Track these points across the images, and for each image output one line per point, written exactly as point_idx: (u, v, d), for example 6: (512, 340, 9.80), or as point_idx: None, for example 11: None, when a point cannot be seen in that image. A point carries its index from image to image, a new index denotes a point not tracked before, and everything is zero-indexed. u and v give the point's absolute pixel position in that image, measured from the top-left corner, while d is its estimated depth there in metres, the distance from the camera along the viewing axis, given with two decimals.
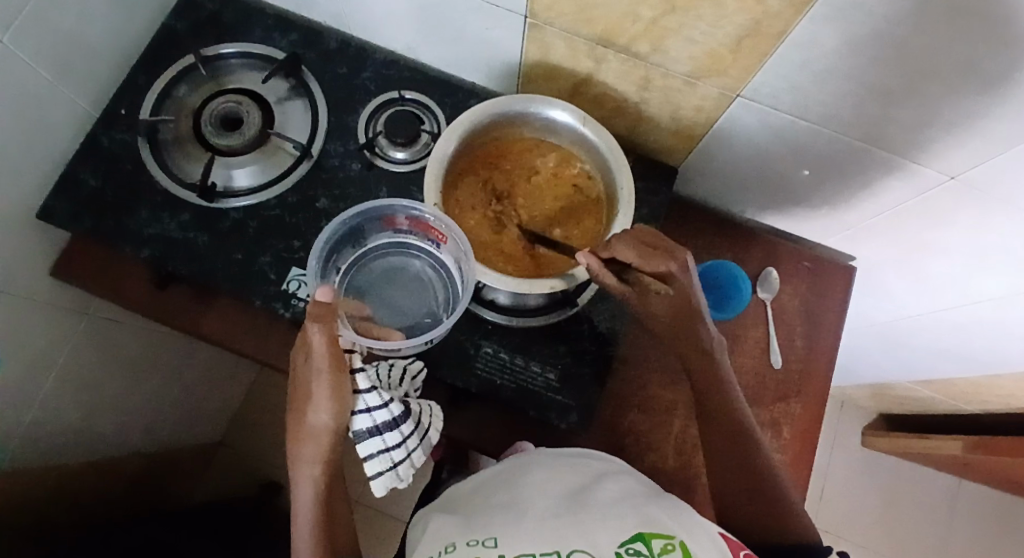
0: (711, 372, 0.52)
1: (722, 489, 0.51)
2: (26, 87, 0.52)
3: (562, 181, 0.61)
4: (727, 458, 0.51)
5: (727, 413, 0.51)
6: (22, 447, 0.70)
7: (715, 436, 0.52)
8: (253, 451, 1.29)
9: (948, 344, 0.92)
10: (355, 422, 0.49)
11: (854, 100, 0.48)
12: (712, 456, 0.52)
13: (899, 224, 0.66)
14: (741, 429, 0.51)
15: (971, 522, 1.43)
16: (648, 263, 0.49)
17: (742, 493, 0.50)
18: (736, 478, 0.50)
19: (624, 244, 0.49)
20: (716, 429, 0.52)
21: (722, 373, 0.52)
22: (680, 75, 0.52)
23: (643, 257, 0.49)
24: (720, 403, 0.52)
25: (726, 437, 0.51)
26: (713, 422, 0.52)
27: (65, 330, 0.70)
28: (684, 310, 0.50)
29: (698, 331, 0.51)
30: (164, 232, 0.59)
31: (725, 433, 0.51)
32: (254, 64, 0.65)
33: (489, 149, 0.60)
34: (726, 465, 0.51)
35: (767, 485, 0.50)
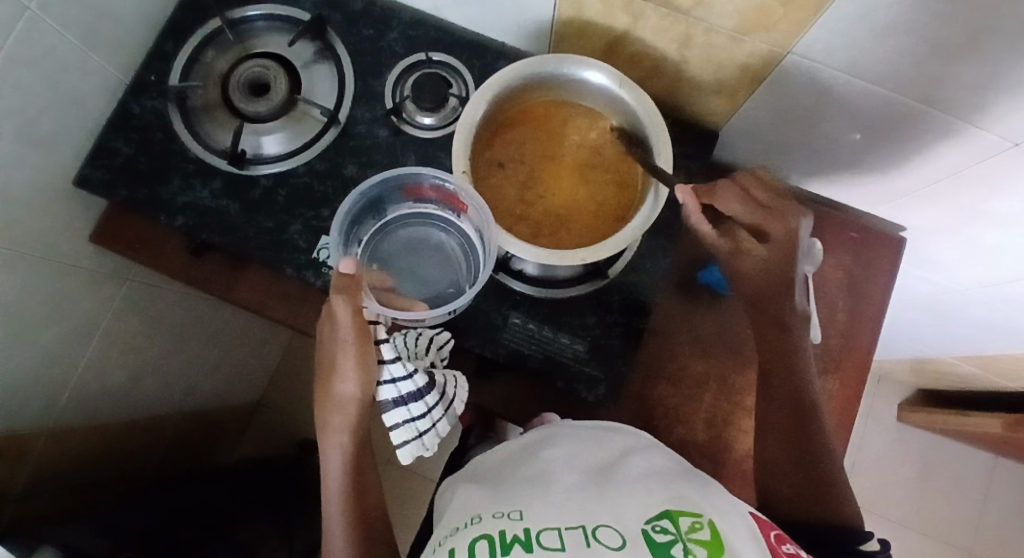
0: (786, 347, 0.54)
1: (771, 460, 0.52)
2: (57, 56, 0.52)
3: (586, 144, 0.59)
4: (779, 428, 0.52)
5: (796, 386, 0.53)
6: (69, 404, 0.74)
7: (771, 403, 0.54)
8: (289, 410, 1.35)
9: (999, 321, 0.87)
10: (381, 392, 0.51)
11: (914, 58, 0.44)
12: (767, 427, 0.53)
13: (956, 193, 0.61)
14: (800, 402, 0.52)
15: (1009, 500, 1.39)
16: (755, 218, 0.52)
17: (783, 464, 0.51)
18: (782, 450, 0.52)
19: (734, 192, 0.52)
20: (776, 396, 0.53)
21: (801, 351, 0.54)
22: (724, 31, 0.48)
23: (751, 211, 0.52)
24: (790, 375, 0.53)
25: (785, 407, 0.53)
26: (774, 391, 0.54)
27: (106, 295, 0.73)
28: (779, 273, 0.53)
29: (787, 303, 0.53)
30: (197, 200, 0.60)
31: (783, 402, 0.53)
32: (280, 27, 0.64)
33: (514, 111, 0.58)
34: (777, 435, 0.52)
35: (811, 463, 0.51)
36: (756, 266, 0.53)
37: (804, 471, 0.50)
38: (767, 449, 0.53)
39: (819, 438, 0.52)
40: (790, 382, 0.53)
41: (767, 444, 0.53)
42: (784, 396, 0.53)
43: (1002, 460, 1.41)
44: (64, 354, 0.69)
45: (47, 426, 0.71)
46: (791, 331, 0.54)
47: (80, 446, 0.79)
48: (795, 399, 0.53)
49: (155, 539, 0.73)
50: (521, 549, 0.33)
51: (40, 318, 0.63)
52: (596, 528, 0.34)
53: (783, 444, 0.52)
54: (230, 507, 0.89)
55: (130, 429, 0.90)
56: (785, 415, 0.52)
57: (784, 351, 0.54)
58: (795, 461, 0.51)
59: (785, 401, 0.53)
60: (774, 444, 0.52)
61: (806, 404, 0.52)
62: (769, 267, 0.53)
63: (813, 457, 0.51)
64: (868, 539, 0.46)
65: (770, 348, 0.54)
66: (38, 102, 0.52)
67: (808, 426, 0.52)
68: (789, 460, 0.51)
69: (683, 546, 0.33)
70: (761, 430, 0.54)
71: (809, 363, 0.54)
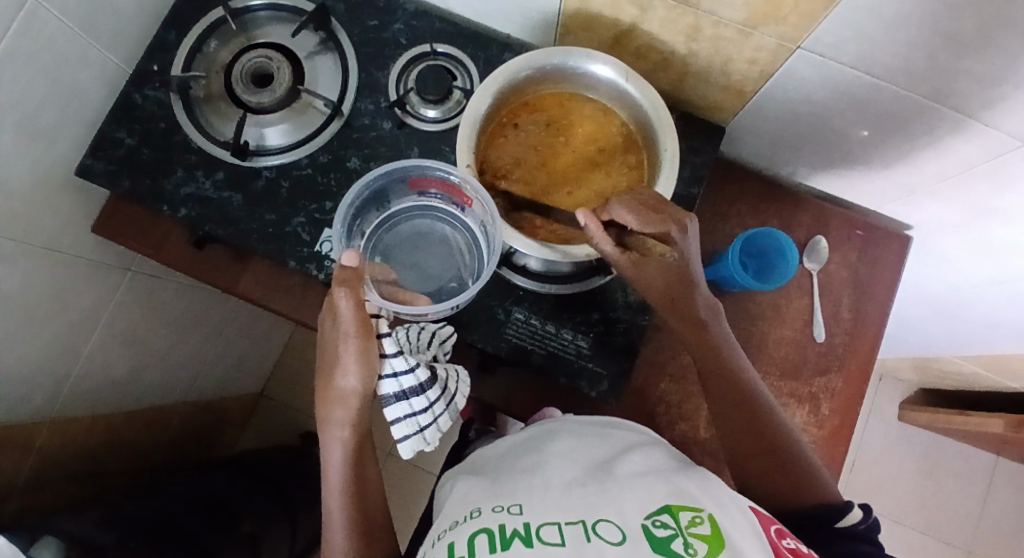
0: (706, 337, 0.51)
1: (734, 457, 0.52)
2: (59, 45, 0.51)
3: (598, 137, 0.59)
4: (732, 420, 0.51)
5: (731, 376, 0.51)
6: (71, 395, 0.75)
7: (715, 396, 0.52)
8: (291, 402, 1.35)
9: (1005, 318, 0.86)
10: (383, 386, 0.50)
11: (926, 52, 0.43)
12: (719, 421, 0.53)
13: (964, 190, 0.61)
14: (744, 389, 0.51)
15: (1009, 499, 1.40)
16: (651, 227, 0.47)
17: (745, 449, 0.51)
18: (748, 445, 0.51)
19: (627, 202, 0.47)
20: (716, 391, 0.52)
21: (719, 335, 0.51)
22: (732, 24, 0.48)
23: (645, 221, 0.47)
24: (718, 363, 0.51)
25: (728, 401, 0.51)
26: (711, 385, 0.52)
27: (107, 286, 0.73)
28: (681, 281, 0.49)
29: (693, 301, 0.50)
30: (200, 191, 0.59)
31: (726, 393, 0.51)
32: (283, 16, 0.63)
33: (523, 99, 0.58)
34: (728, 421, 0.52)
35: (777, 449, 0.50)
36: (658, 275, 0.49)
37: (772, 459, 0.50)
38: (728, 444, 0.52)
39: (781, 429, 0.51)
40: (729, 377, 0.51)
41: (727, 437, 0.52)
42: (726, 389, 0.51)
43: (1003, 459, 1.41)
44: (67, 345, 0.70)
45: (49, 414, 0.72)
46: (705, 325, 0.51)
47: (85, 437, 0.80)
48: (735, 394, 0.51)
49: (161, 528, 0.73)
50: (521, 544, 0.32)
51: (44, 309, 0.64)
52: (596, 523, 0.34)
53: (746, 440, 0.51)
54: (232, 494, 0.89)
55: (134, 420, 0.90)
56: (733, 405, 0.51)
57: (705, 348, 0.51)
58: (761, 451, 0.50)
59: (727, 392, 0.51)
60: (732, 438, 0.52)
61: (746, 391, 0.51)
62: (671, 271, 0.49)
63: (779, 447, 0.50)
64: (848, 512, 0.47)
65: (696, 342, 0.52)
66: (39, 93, 0.52)
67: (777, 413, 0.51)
68: (756, 454, 0.50)
69: (683, 541, 0.33)
70: (718, 422, 0.53)
71: (731, 344, 0.52)
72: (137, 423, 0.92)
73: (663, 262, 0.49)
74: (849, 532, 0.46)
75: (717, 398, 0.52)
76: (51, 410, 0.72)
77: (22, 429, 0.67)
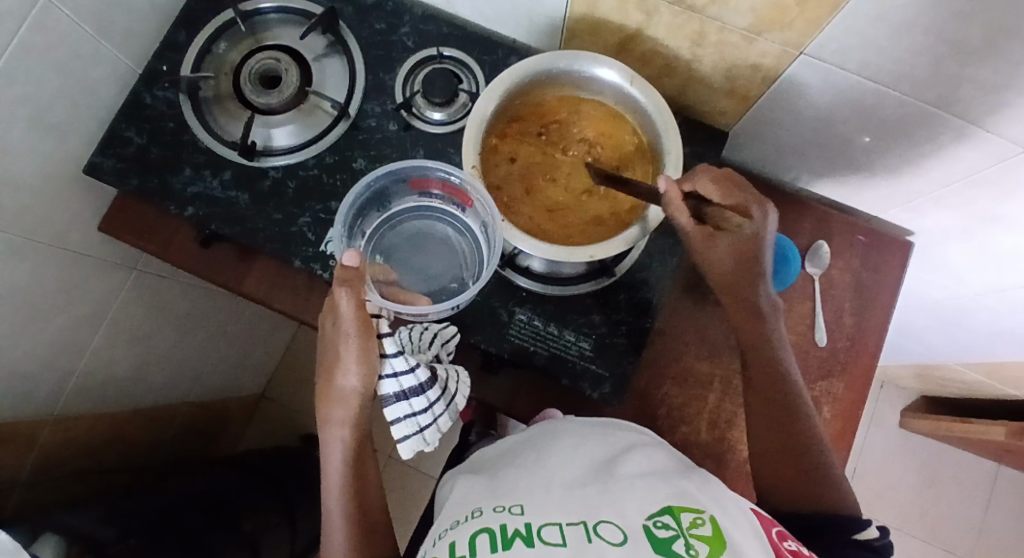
0: (759, 334, 0.53)
1: (759, 461, 0.52)
2: (71, 44, 0.52)
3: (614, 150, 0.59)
4: (767, 423, 0.52)
5: (776, 379, 0.52)
6: (75, 391, 0.75)
7: (755, 397, 0.53)
8: (292, 403, 1.35)
9: (1006, 326, 0.86)
10: (383, 386, 0.50)
11: (929, 58, 0.44)
12: (754, 423, 0.53)
13: (966, 197, 0.61)
14: (784, 393, 0.52)
15: (1011, 508, 1.39)
16: (734, 198, 0.51)
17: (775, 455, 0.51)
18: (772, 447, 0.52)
19: (711, 176, 0.51)
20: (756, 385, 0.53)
21: (772, 334, 0.53)
22: (737, 29, 0.48)
23: (728, 192, 0.51)
24: (766, 363, 0.53)
25: (763, 397, 0.53)
26: (755, 385, 0.53)
27: (113, 284, 0.74)
28: (752, 258, 0.51)
29: (759, 287, 0.52)
30: (207, 190, 0.60)
31: (767, 396, 0.52)
32: (292, 19, 0.64)
33: (546, 100, 0.58)
34: (761, 425, 0.52)
35: (796, 449, 0.51)
36: (730, 250, 0.52)
37: (794, 463, 0.50)
38: (755, 442, 0.53)
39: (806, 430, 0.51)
40: (769, 373, 0.52)
41: (761, 441, 0.52)
42: (768, 390, 0.52)
43: (1005, 468, 1.40)
44: (72, 342, 0.70)
45: (52, 410, 0.72)
46: (764, 318, 0.53)
47: (86, 434, 0.80)
48: (769, 392, 0.52)
49: (162, 527, 0.74)
50: (522, 543, 0.32)
51: (49, 305, 0.64)
52: (598, 524, 0.34)
53: (771, 439, 0.52)
54: (233, 494, 0.89)
55: (136, 419, 0.91)
56: (772, 409, 0.52)
57: (756, 342, 0.53)
58: (789, 456, 0.51)
59: (768, 394, 0.52)
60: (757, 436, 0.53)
61: (789, 394, 0.52)
62: (744, 245, 0.51)
63: (800, 449, 0.51)
64: (864, 528, 0.47)
65: (749, 339, 0.53)
66: (50, 91, 0.52)
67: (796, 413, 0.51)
68: (779, 453, 0.51)
69: (684, 542, 0.33)
70: (751, 424, 0.54)
71: (782, 344, 0.53)
72: (140, 421, 0.92)
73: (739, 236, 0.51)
74: (865, 545, 0.45)
75: (756, 400, 0.53)
76: (55, 407, 0.72)
77: (24, 425, 0.68)
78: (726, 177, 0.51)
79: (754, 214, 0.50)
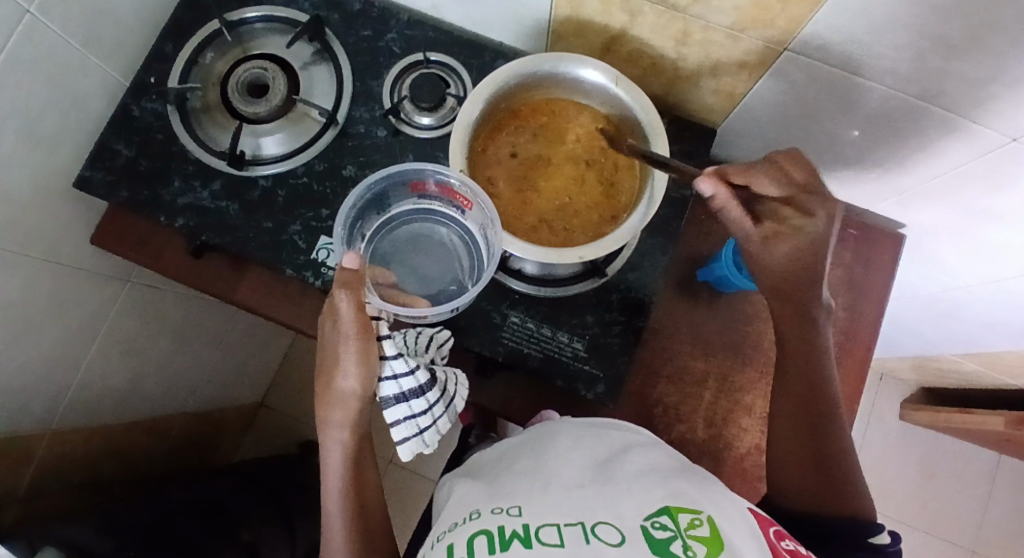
0: (810, 338, 0.52)
1: (777, 460, 0.52)
2: (57, 59, 0.52)
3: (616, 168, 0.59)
4: (793, 424, 0.52)
5: (812, 383, 0.52)
6: (71, 405, 0.75)
7: (789, 397, 0.53)
8: (291, 412, 1.35)
9: (1000, 317, 0.86)
10: (383, 388, 0.50)
11: (912, 53, 0.44)
12: (778, 424, 0.53)
13: (954, 189, 0.61)
14: (819, 395, 0.52)
15: (1012, 498, 1.39)
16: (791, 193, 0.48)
17: (794, 456, 0.51)
18: (786, 445, 0.52)
19: (771, 172, 0.49)
20: (789, 386, 0.53)
21: (819, 340, 0.52)
22: (722, 27, 0.48)
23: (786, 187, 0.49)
24: (805, 364, 0.52)
25: (799, 399, 0.52)
26: (790, 385, 0.53)
27: (106, 297, 0.74)
28: (809, 263, 0.49)
29: (817, 297, 0.51)
30: (197, 201, 0.60)
31: (801, 395, 0.52)
32: (279, 28, 0.64)
33: (556, 103, 0.59)
34: (784, 425, 0.53)
35: (818, 451, 0.50)
36: (789, 251, 0.50)
37: (814, 460, 0.50)
38: (779, 443, 0.52)
39: (823, 426, 0.51)
40: (807, 375, 0.52)
41: (783, 441, 0.52)
42: (803, 392, 0.52)
43: (1005, 458, 1.40)
44: (67, 355, 0.70)
45: (48, 425, 0.72)
46: (817, 325, 0.52)
47: (83, 448, 0.80)
48: (797, 392, 0.52)
49: (159, 538, 0.73)
50: (520, 544, 0.32)
51: (43, 319, 0.64)
52: (596, 524, 0.34)
53: (785, 436, 0.52)
54: (232, 504, 0.89)
55: (134, 430, 0.91)
56: (803, 410, 0.52)
57: (801, 345, 0.52)
58: (807, 457, 0.50)
59: (801, 395, 0.52)
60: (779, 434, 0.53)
61: (823, 396, 0.52)
62: (807, 246, 0.49)
63: (817, 447, 0.51)
64: (878, 533, 0.46)
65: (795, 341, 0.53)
66: (38, 105, 0.52)
67: (816, 413, 0.52)
68: (803, 453, 0.51)
69: (682, 542, 0.33)
70: (775, 423, 0.54)
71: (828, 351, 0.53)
72: (137, 433, 0.92)
73: (801, 237, 0.49)
74: (876, 549, 0.45)
75: (787, 401, 0.53)
76: (51, 421, 0.72)
77: (21, 440, 0.68)
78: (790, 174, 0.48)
79: (817, 216, 0.48)
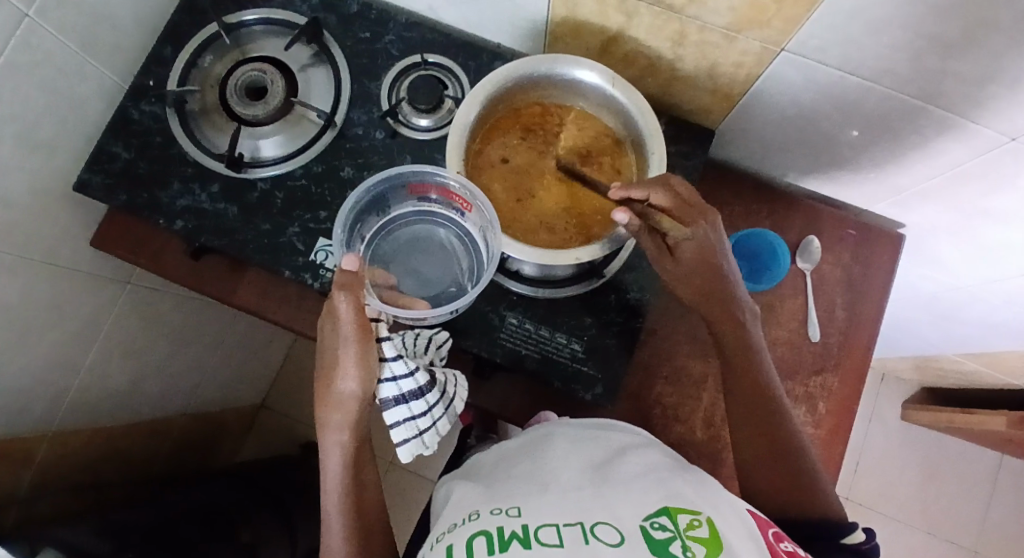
0: (741, 343, 0.52)
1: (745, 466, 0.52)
2: (56, 62, 0.52)
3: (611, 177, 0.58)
4: (750, 432, 0.52)
5: (759, 388, 0.52)
6: (71, 407, 0.75)
7: (741, 404, 0.53)
8: (292, 413, 1.35)
9: (1000, 317, 0.86)
10: (383, 390, 0.50)
11: (910, 53, 0.44)
12: (737, 429, 0.53)
13: (954, 188, 0.61)
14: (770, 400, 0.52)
15: (1014, 498, 1.39)
16: (678, 207, 0.49)
17: (765, 460, 0.51)
18: (767, 457, 0.51)
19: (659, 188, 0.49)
20: (739, 394, 0.53)
21: (752, 342, 0.52)
22: (717, 28, 0.48)
23: (675, 200, 0.49)
24: (749, 369, 0.52)
25: (749, 406, 0.52)
26: (736, 393, 0.53)
27: (106, 299, 0.74)
28: (713, 271, 0.50)
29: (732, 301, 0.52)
30: (196, 203, 0.60)
31: (754, 403, 0.52)
32: (277, 30, 0.65)
33: (550, 106, 0.59)
34: (747, 431, 0.52)
35: (785, 457, 0.50)
36: (693, 259, 0.50)
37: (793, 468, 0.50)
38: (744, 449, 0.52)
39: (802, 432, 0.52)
40: (751, 381, 0.52)
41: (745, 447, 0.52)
42: (750, 399, 0.52)
43: (1007, 458, 1.40)
44: (67, 358, 0.70)
45: (48, 427, 0.72)
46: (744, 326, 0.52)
47: (83, 450, 0.80)
48: (759, 402, 0.52)
49: (161, 541, 0.73)
50: (520, 545, 0.32)
51: (43, 322, 0.64)
52: (595, 525, 0.34)
53: (767, 447, 0.51)
54: (232, 506, 0.89)
55: (135, 432, 0.91)
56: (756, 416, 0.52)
57: (738, 350, 0.52)
58: (781, 465, 0.50)
59: (751, 402, 0.52)
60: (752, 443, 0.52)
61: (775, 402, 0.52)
62: (704, 251, 0.50)
63: (795, 456, 0.50)
64: (852, 532, 0.47)
65: (728, 347, 0.53)
66: (37, 108, 0.52)
67: (776, 419, 0.51)
68: (767, 458, 0.51)
69: (681, 543, 0.33)
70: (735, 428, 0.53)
71: (763, 352, 0.53)
72: (138, 435, 0.92)
73: (695, 243, 0.50)
74: (855, 550, 0.46)
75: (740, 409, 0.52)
76: (51, 424, 0.72)
77: (23, 443, 0.68)
78: (675, 189, 0.50)
79: (700, 225, 0.49)
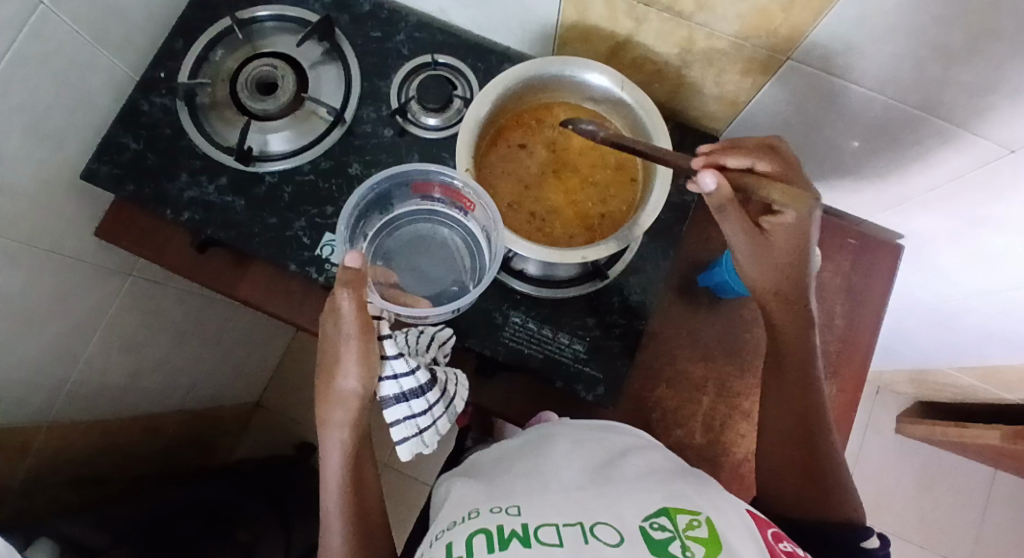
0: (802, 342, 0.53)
1: (769, 464, 0.52)
2: (69, 51, 0.53)
3: (612, 188, 0.59)
4: (785, 426, 0.52)
5: (805, 386, 0.52)
6: (71, 399, 0.75)
7: (785, 402, 0.53)
8: (288, 412, 1.34)
9: (998, 329, 0.87)
10: (383, 388, 0.50)
11: (915, 63, 0.45)
12: (769, 424, 0.54)
13: (954, 199, 0.62)
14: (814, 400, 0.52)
15: (1008, 513, 1.39)
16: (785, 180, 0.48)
17: (786, 461, 0.51)
18: (778, 455, 0.52)
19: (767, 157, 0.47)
20: (778, 391, 0.54)
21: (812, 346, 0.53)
22: (726, 35, 0.49)
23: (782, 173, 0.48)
24: (800, 368, 0.53)
25: (791, 403, 0.52)
26: (783, 386, 0.53)
27: (109, 290, 0.74)
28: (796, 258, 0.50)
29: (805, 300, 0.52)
30: (203, 196, 0.60)
31: (798, 399, 0.52)
32: (289, 27, 0.65)
33: (558, 108, 0.60)
34: (777, 426, 0.53)
35: (806, 458, 0.51)
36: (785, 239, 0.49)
37: (804, 463, 0.50)
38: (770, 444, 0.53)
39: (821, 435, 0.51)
40: (800, 382, 0.52)
41: (772, 442, 0.53)
42: (795, 397, 0.52)
43: (1001, 473, 1.41)
44: (67, 349, 0.70)
45: (47, 418, 0.72)
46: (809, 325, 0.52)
47: (80, 442, 0.80)
48: (801, 401, 0.52)
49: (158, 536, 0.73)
50: (519, 544, 0.32)
51: (45, 312, 0.64)
52: (594, 525, 0.34)
53: (790, 442, 0.52)
54: (228, 503, 0.89)
55: (131, 426, 0.90)
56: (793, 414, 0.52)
57: (798, 349, 0.53)
58: (796, 467, 0.51)
59: (796, 402, 0.52)
60: (775, 434, 0.53)
61: (810, 400, 0.52)
62: (798, 229, 0.49)
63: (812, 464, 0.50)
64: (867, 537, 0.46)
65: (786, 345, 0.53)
66: (48, 97, 0.53)
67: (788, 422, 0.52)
68: (793, 456, 0.51)
69: (681, 543, 0.33)
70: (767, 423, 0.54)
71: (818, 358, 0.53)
72: (135, 429, 0.92)
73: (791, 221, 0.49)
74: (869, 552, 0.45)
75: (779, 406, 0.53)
76: (49, 415, 0.72)
77: (21, 433, 0.68)
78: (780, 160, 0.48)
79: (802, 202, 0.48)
